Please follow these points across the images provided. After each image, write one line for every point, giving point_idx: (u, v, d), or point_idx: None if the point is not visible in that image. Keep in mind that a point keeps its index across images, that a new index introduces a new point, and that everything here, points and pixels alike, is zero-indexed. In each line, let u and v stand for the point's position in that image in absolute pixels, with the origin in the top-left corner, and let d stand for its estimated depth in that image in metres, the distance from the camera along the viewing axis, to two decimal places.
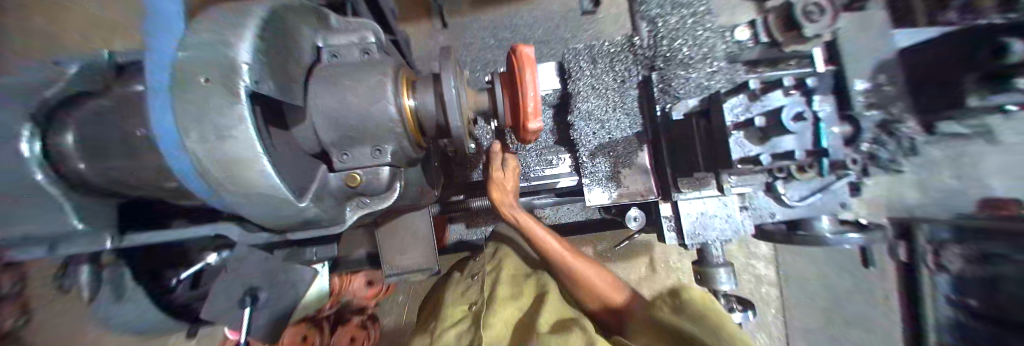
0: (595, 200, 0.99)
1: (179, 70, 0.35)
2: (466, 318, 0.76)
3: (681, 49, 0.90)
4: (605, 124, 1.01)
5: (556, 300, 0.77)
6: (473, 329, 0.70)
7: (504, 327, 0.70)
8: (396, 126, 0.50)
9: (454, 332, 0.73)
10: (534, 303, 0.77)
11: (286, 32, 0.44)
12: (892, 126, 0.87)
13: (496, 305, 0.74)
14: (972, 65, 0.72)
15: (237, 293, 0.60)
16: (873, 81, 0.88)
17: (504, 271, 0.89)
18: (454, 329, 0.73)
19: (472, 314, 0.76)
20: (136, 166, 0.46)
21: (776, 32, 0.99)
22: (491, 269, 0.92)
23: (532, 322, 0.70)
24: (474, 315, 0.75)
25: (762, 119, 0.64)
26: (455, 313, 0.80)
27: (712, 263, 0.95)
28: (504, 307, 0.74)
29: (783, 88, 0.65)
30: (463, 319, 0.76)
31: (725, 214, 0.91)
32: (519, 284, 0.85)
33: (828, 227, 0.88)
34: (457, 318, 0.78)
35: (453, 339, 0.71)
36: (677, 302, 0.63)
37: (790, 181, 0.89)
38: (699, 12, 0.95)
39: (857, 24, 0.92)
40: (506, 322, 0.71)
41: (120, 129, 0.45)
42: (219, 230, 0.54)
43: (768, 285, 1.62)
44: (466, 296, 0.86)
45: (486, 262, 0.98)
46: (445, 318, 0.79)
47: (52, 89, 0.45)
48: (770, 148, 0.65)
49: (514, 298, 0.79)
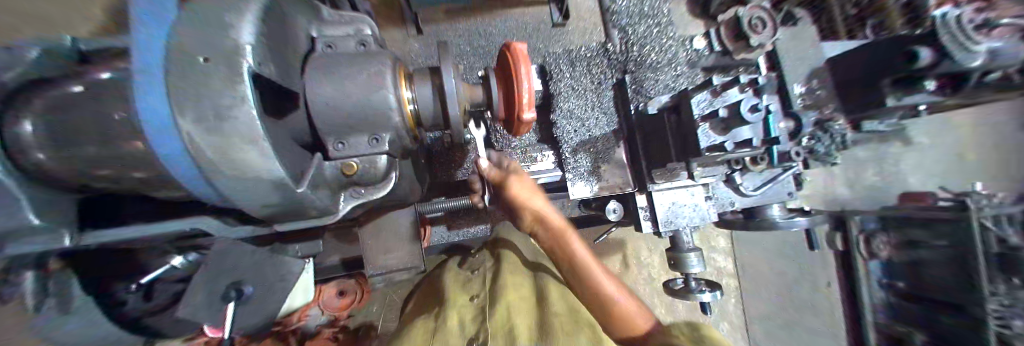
0: (578, 193, 1.05)
1: (173, 50, 0.34)
2: (469, 308, 0.74)
3: (650, 54, 1.05)
4: (585, 122, 1.08)
5: (558, 297, 0.76)
6: (480, 319, 0.68)
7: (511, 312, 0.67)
8: (394, 116, 0.52)
9: (457, 319, 0.70)
10: (540, 298, 0.76)
11: (283, 20, 0.44)
12: (827, 124, 1.09)
13: (502, 295, 0.72)
14: (888, 71, 0.88)
15: (219, 287, 0.57)
16: (807, 86, 1.08)
17: (507, 263, 0.86)
18: (458, 316, 0.70)
19: (477, 306, 0.73)
20: (105, 154, 0.44)
21: (726, 42, 1.14)
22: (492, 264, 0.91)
23: (545, 312, 0.69)
24: (478, 306, 0.73)
25: (725, 110, 0.73)
26: (457, 300, 0.77)
27: (683, 249, 1.04)
28: (511, 294, 0.72)
29: (738, 84, 0.75)
30: (466, 307, 0.74)
31: (692, 203, 1.02)
32: (521, 275, 0.83)
33: (779, 213, 1.04)
34: (460, 306, 0.75)
35: (458, 327, 0.67)
36: (697, 334, 0.64)
37: (746, 172, 1.01)
38: (663, 22, 1.09)
39: (793, 36, 1.10)
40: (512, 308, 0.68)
41: (92, 114, 0.43)
42: (195, 223, 0.52)
43: (728, 276, 1.65)
44: (467, 288, 0.83)
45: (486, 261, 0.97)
46: (448, 303, 0.76)
47: (11, 73, 0.42)
48: (730, 138, 0.74)
49: (520, 288, 0.76)
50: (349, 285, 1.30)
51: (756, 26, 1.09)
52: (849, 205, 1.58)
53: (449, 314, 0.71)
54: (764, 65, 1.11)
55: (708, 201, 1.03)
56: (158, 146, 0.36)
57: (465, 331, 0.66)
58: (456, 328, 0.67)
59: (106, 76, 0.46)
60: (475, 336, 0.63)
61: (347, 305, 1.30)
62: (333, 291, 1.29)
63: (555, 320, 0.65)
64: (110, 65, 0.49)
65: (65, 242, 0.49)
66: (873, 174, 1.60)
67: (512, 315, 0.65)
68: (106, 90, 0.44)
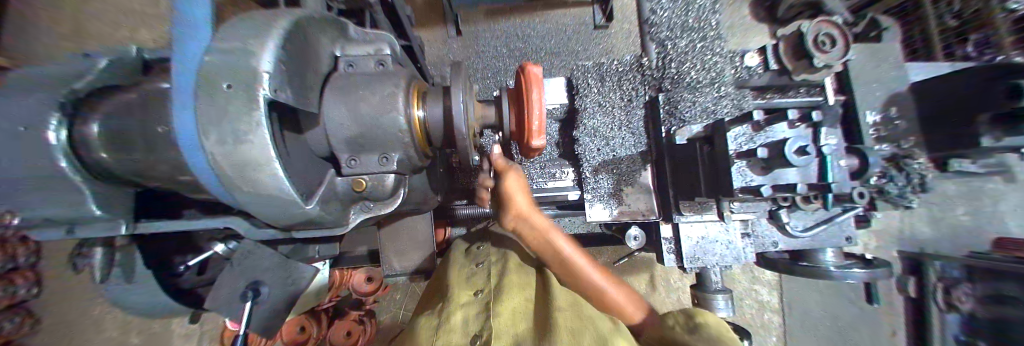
0: (596, 216, 0.99)
1: (201, 75, 0.37)
2: (474, 304, 0.61)
3: (690, 72, 0.95)
4: (610, 141, 1.02)
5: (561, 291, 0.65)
6: (483, 315, 0.56)
7: (515, 318, 0.58)
8: (404, 136, 0.53)
9: (460, 317, 0.58)
10: (542, 295, 0.67)
11: (308, 43, 0.47)
12: (902, 161, 0.91)
13: (505, 294, 0.61)
14: (983, 107, 0.79)
15: (239, 285, 0.70)
16: (883, 114, 0.95)
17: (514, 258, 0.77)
18: (461, 310, 0.60)
19: (480, 302, 0.61)
20: (153, 159, 0.50)
21: (785, 60, 0.96)
22: (499, 257, 0.77)
23: (545, 307, 0.61)
24: (482, 302, 0.61)
25: (765, 150, 0.65)
26: (460, 297, 0.65)
27: (710, 289, 0.94)
28: (512, 295, 0.62)
29: (787, 120, 0.68)
30: (470, 305, 0.61)
31: (726, 240, 0.91)
32: (526, 276, 0.72)
33: (832, 260, 0.90)
34: (464, 303, 0.62)
35: (463, 323, 0.56)
36: (689, 322, 0.50)
37: (794, 210, 0.88)
38: (709, 37, 0.98)
39: (871, 55, 0.97)
40: (516, 312, 0.59)
41: (144, 122, 0.49)
42: (228, 223, 0.56)
43: (771, 312, 1.52)
44: (470, 282, 0.70)
45: (494, 253, 0.80)
46: (452, 297, 0.64)
47: (83, 83, 0.50)
48: (771, 180, 0.66)
49: (522, 287, 0.66)
50: (376, 274, 1.29)
51: (820, 45, 0.92)
52: (933, 248, 1.32)
53: (452, 312, 0.59)
54: (831, 88, 0.99)
55: (745, 239, 0.92)
56: (190, 158, 0.39)
57: (466, 329, 0.54)
58: (459, 325, 0.56)
59: (162, 87, 0.52)
60: (478, 334, 0.52)
61: (375, 291, 1.30)
62: (362, 276, 1.30)
63: (556, 313, 0.56)
64: (168, 76, 0.56)
65: (120, 229, 0.54)
66: (962, 213, 1.31)
67: (515, 323, 0.56)
68: (155, 101, 0.50)
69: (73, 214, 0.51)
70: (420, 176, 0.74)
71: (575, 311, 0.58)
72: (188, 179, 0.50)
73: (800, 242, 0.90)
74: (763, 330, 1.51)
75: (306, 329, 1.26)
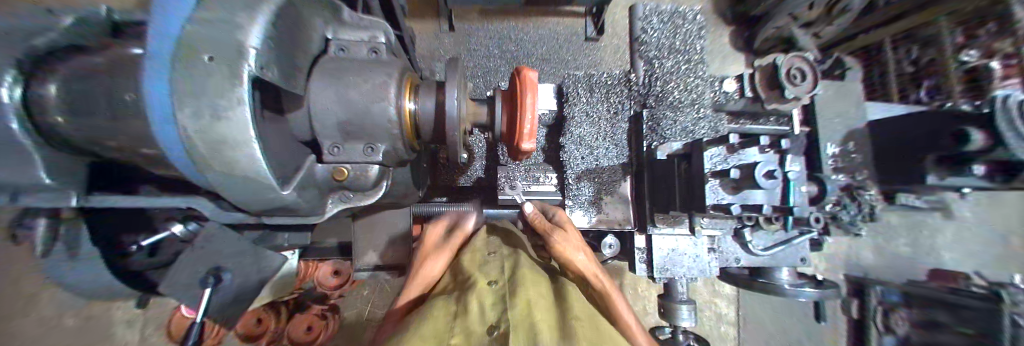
0: (575, 223, 1.01)
1: (180, 44, 0.35)
2: (488, 291, 0.53)
3: (673, 92, 1.01)
4: (595, 151, 1.05)
5: (577, 299, 0.57)
6: (501, 306, 0.49)
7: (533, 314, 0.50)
8: (391, 126, 0.53)
9: (475, 304, 0.50)
10: (558, 296, 0.59)
11: (299, 22, 0.47)
12: (855, 191, 0.99)
13: (523, 285, 0.53)
14: (936, 147, 0.87)
15: (200, 270, 0.67)
16: (841, 147, 1.03)
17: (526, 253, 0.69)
18: (477, 297, 0.51)
19: (495, 291, 0.53)
20: (116, 128, 0.47)
21: (759, 88, 1.01)
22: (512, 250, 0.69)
23: (563, 310, 0.53)
24: (498, 292, 0.53)
25: (738, 172, 0.70)
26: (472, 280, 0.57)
27: (675, 299, 0.99)
28: (530, 289, 0.54)
29: (759, 145, 0.73)
30: (484, 293, 0.53)
31: (693, 253, 0.96)
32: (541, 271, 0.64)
33: (787, 278, 0.97)
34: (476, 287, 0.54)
35: (478, 310, 0.49)
36: None
37: (757, 229, 0.95)
38: (694, 60, 1.06)
39: (836, 92, 1.07)
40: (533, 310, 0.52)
41: (110, 87, 0.46)
42: (193, 203, 0.54)
43: (727, 324, 1.59)
44: (482, 267, 0.62)
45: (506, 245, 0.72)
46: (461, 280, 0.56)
47: (41, 40, 0.47)
48: (739, 200, 0.72)
49: (540, 281, 0.58)
50: (344, 268, 1.23)
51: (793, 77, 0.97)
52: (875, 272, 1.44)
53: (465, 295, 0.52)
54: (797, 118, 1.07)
55: (711, 253, 0.97)
56: (159, 130, 0.37)
57: (482, 319, 0.47)
58: (474, 313, 0.48)
59: (131, 52, 0.50)
60: (496, 326, 0.45)
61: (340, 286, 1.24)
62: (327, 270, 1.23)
63: (576, 324, 0.49)
64: (139, 41, 0.53)
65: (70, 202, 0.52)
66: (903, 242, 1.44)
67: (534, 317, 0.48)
68: (122, 67, 0.47)
69: (19, 180, 0.47)
70: (403, 170, 0.74)
71: (594, 324, 0.51)
72: (153, 152, 0.47)
73: (760, 259, 0.96)
74: (720, 341, 1.59)
75: (262, 322, 1.20)
